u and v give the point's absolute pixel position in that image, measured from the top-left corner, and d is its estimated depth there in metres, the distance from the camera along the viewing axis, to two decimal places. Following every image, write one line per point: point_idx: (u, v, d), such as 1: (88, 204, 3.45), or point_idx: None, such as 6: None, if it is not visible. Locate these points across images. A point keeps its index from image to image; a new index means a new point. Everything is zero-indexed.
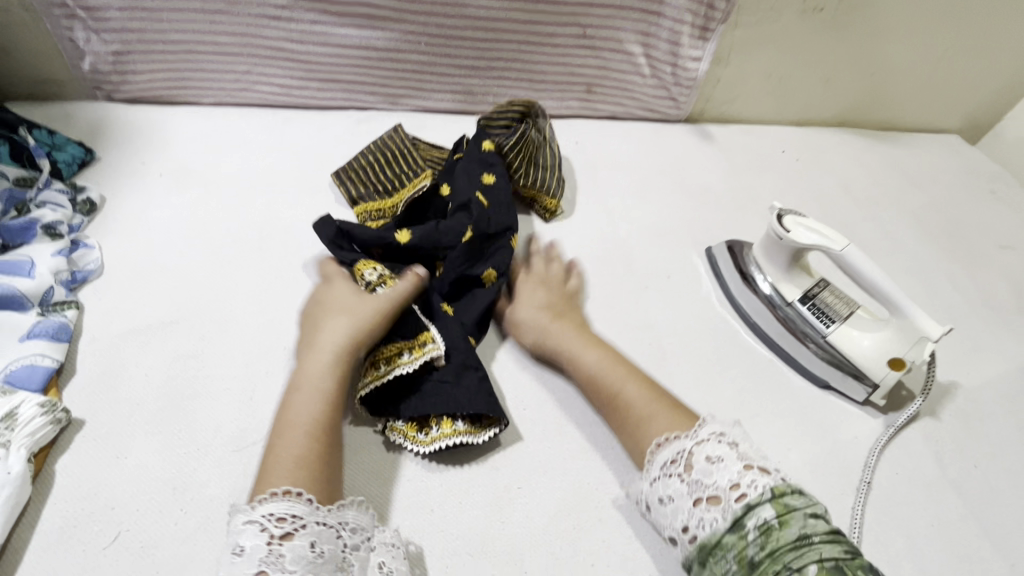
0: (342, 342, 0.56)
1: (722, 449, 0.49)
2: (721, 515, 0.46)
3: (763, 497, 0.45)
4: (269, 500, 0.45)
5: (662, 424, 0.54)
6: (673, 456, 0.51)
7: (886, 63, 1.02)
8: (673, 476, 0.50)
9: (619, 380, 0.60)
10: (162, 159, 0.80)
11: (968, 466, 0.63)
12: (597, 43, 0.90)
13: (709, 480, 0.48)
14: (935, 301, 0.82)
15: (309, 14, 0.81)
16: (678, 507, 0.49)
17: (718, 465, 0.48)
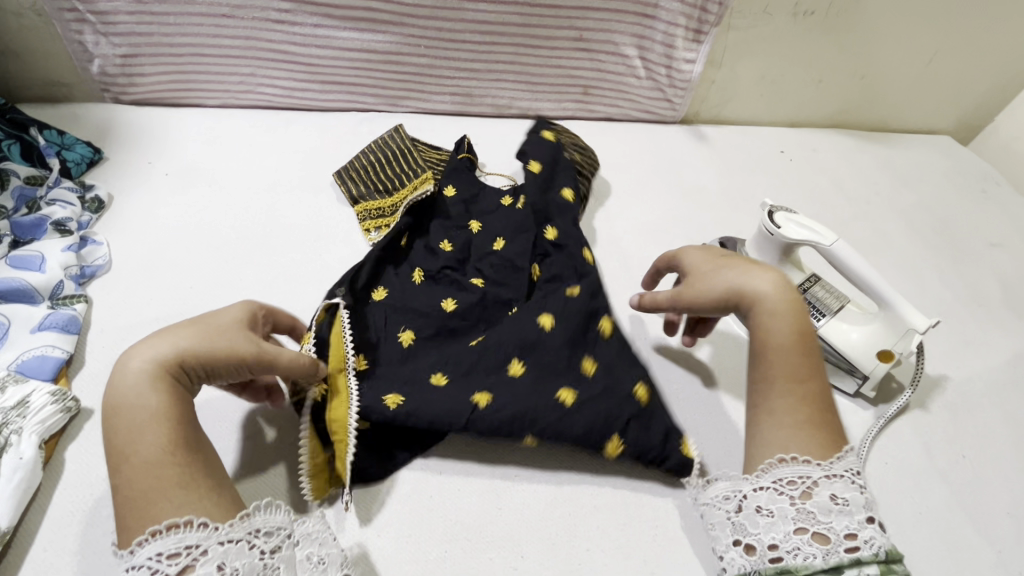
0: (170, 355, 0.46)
1: (851, 492, 0.47)
2: (823, 554, 0.44)
3: (877, 556, 0.44)
4: (152, 539, 0.39)
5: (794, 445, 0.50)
6: (793, 477, 0.48)
7: (876, 65, 1.04)
8: (785, 496, 0.47)
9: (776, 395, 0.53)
10: (169, 159, 0.82)
11: (955, 456, 0.65)
12: (592, 46, 0.92)
13: (825, 518, 0.45)
14: (925, 298, 0.83)
15: (312, 18, 0.83)
16: (774, 525, 0.46)
17: (841, 509, 0.46)
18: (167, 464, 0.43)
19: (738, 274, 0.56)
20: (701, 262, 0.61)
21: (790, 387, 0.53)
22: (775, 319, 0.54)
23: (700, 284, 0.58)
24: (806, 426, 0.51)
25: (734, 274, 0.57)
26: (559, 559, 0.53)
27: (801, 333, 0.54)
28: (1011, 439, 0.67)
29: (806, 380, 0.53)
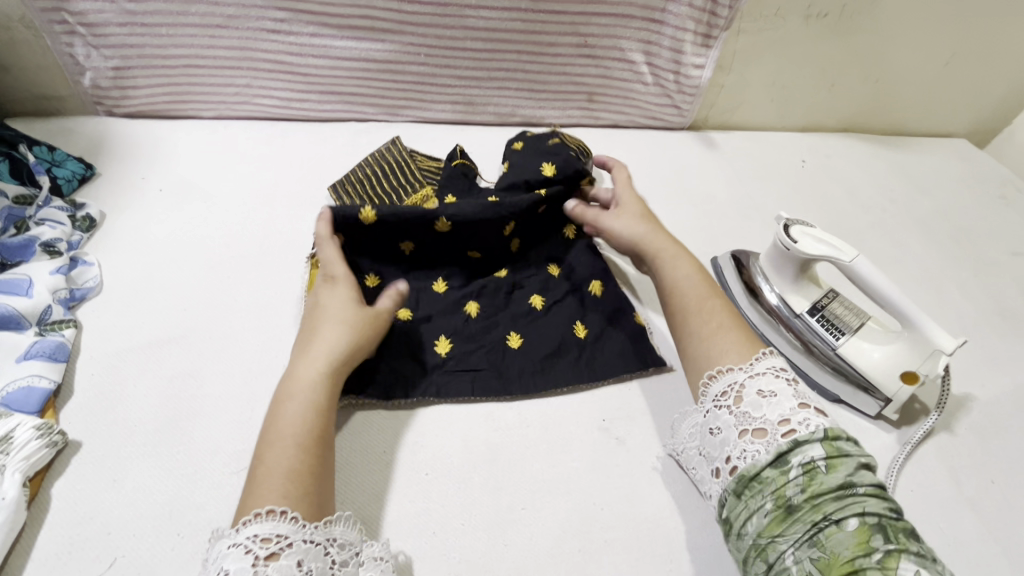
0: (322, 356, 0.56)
1: (778, 385, 0.51)
2: (766, 447, 0.47)
3: (813, 435, 0.46)
4: (252, 520, 0.43)
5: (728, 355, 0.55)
6: (725, 389, 0.53)
7: (891, 68, 1.01)
8: (723, 408, 0.52)
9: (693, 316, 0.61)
10: (162, 174, 0.80)
11: (984, 483, 0.62)
12: (598, 52, 0.89)
13: (756, 414, 0.49)
14: (946, 311, 0.80)
15: (309, 27, 0.80)
16: (726, 439, 0.50)
17: (769, 400, 0.49)
18: (290, 442, 0.49)
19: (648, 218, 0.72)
20: (633, 205, 0.74)
21: (706, 305, 0.61)
22: (666, 252, 0.68)
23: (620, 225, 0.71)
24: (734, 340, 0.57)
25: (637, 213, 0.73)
26: None
27: (698, 271, 0.65)
28: None
29: (712, 298, 0.62)
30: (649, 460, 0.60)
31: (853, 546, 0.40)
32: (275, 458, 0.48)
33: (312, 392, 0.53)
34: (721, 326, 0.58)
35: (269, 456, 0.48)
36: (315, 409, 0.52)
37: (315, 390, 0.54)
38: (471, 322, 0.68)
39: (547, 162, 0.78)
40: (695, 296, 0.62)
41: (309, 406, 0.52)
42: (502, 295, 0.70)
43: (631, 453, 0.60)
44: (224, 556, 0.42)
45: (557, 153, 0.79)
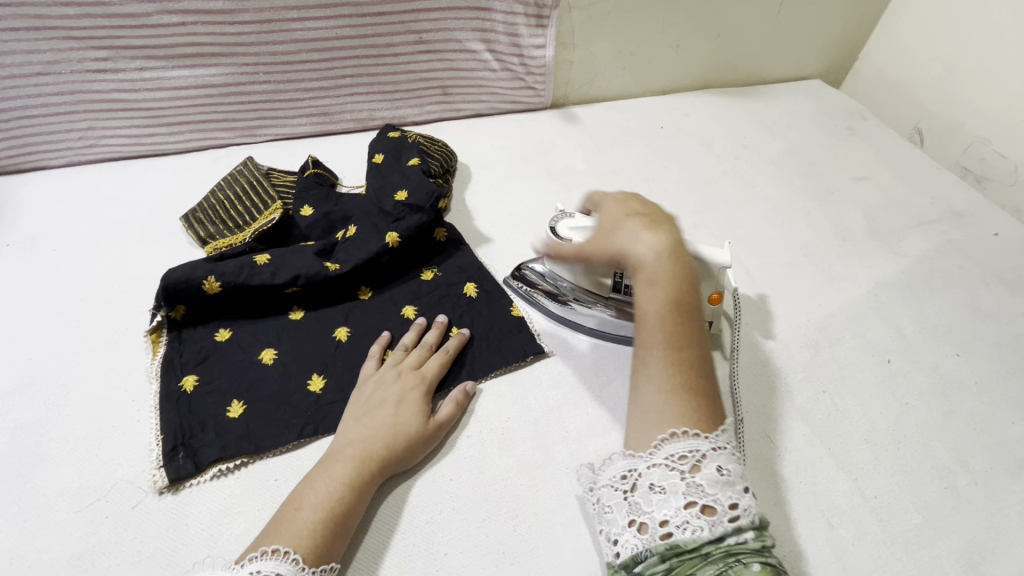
0: (359, 474, 0.53)
1: (734, 466, 0.49)
2: (709, 525, 0.46)
3: (753, 522, 0.47)
4: (258, 557, 0.46)
5: (673, 412, 0.51)
6: (683, 452, 0.49)
7: (727, 23, 1.06)
8: (676, 471, 0.48)
9: (666, 337, 0.53)
10: (10, 229, 0.79)
11: (816, 393, 0.66)
12: (437, 46, 0.91)
13: (711, 491, 0.47)
14: (791, 241, 0.85)
15: (135, 61, 0.80)
16: (665, 501, 0.47)
17: (725, 479, 0.47)
18: (322, 506, 0.51)
19: (642, 225, 0.59)
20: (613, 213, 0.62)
21: (663, 353, 0.53)
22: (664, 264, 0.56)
23: (604, 234, 0.60)
24: (676, 391, 0.52)
25: (618, 213, 0.61)
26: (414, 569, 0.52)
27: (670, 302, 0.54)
28: (871, 364, 0.69)
29: (682, 347, 0.54)
30: (500, 425, 0.62)
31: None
32: (302, 515, 0.50)
33: (348, 470, 0.53)
34: (702, 368, 0.54)
35: (300, 506, 0.51)
36: (342, 495, 0.52)
37: (350, 472, 0.53)
38: (340, 350, 0.67)
39: (401, 187, 0.78)
40: (655, 334, 0.54)
41: (344, 486, 0.52)
42: (371, 313, 0.71)
43: (483, 420, 0.63)
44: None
45: (411, 178, 0.78)
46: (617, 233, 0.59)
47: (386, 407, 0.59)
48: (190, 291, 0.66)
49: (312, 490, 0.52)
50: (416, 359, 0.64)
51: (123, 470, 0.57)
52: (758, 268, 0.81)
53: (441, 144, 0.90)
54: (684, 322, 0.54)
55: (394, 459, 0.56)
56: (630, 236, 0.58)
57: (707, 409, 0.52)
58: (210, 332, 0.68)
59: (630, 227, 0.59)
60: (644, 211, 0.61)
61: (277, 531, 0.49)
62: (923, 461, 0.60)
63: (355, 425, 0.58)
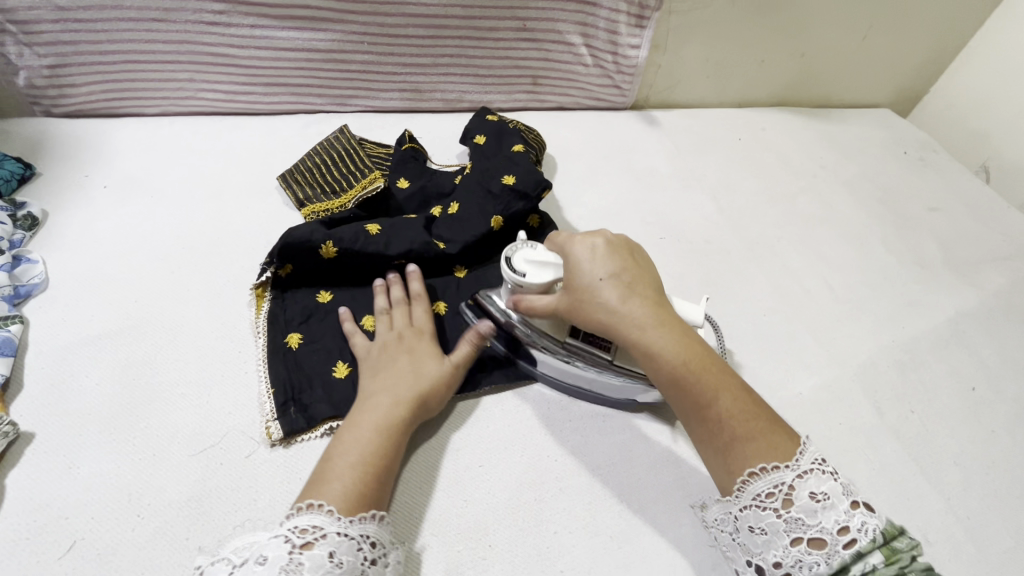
0: (386, 421, 0.54)
1: (830, 485, 0.45)
2: (823, 559, 0.43)
3: (875, 543, 0.43)
4: (299, 511, 0.46)
5: (759, 451, 0.47)
6: (769, 490, 0.46)
7: (814, 43, 1.07)
8: (769, 511, 0.46)
9: (710, 389, 0.50)
10: (106, 171, 0.80)
11: (905, 412, 0.67)
12: (538, 35, 0.92)
13: (812, 522, 0.44)
14: (871, 262, 0.87)
15: (248, 18, 0.81)
16: (771, 541, 0.45)
17: (825, 505, 0.44)
18: (358, 454, 0.51)
19: (616, 290, 0.54)
20: (590, 270, 0.55)
21: (719, 409, 0.49)
22: (651, 330, 0.52)
23: (582, 306, 0.55)
24: (752, 434, 0.48)
25: (591, 274, 0.55)
26: (523, 544, 0.53)
27: (689, 356, 0.51)
28: (955, 390, 0.70)
29: (724, 392, 0.50)
30: (599, 412, 0.63)
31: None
32: (337, 463, 0.50)
33: (377, 419, 0.54)
34: (749, 413, 0.49)
35: (334, 457, 0.51)
36: (375, 445, 0.52)
37: (379, 419, 0.54)
38: (441, 325, 0.68)
39: (506, 170, 0.77)
40: (700, 390, 0.50)
41: (374, 433, 0.53)
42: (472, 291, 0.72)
43: (582, 407, 0.64)
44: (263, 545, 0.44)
45: (517, 163, 0.77)
46: (595, 303, 0.54)
47: (401, 360, 0.60)
48: (302, 249, 0.66)
49: (343, 441, 0.52)
50: (431, 324, 0.65)
51: (235, 419, 0.57)
52: (840, 286, 0.82)
53: (538, 134, 0.89)
54: (705, 371, 0.51)
55: (421, 406, 0.57)
56: (608, 310, 0.53)
57: (772, 442, 0.48)
58: (313, 292, 0.68)
59: (607, 294, 0.54)
60: (615, 263, 0.56)
61: (316, 484, 0.49)
62: (1009, 489, 0.62)
63: (375, 376, 0.58)
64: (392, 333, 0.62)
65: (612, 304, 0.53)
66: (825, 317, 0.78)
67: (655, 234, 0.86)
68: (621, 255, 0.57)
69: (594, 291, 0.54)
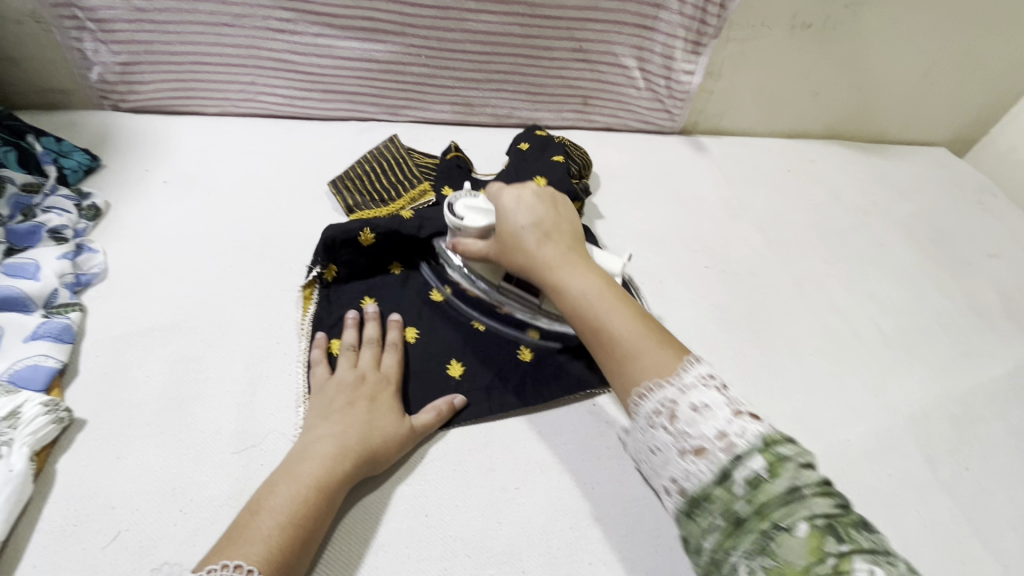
0: (323, 476, 0.50)
1: (712, 396, 0.45)
2: (708, 466, 0.42)
3: (751, 445, 0.41)
4: (216, 570, 0.42)
5: (648, 363, 0.48)
6: (657, 407, 0.46)
7: (872, 77, 1.05)
8: (658, 427, 0.46)
9: (607, 312, 0.52)
10: (166, 167, 0.82)
11: (959, 469, 0.65)
12: (592, 57, 0.92)
13: (694, 431, 0.44)
14: (924, 307, 0.84)
15: (313, 27, 0.83)
16: (667, 460, 0.45)
17: (704, 416, 0.44)
18: (288, 513, 0.47)
19: (534, 235, 0.58)
20: (507, 216, 0.60)
21: (618, 327, 0.51)
22: (565, 266, 0.56)
23: (507, 252, 0.60)
24: (650, 347, 0.49)
25: (514, 221, 0.60)
26: (559, 573, 0.52)
27: (598, 285, 0.55)
28: (1013, 449, 0.67)
29: (624, 315, 0.52)
30: None
31: (807, 553, 0.36)
32: (259, 520, 0.46)
33: (313, 473, 0.50)
34: (637, 334, 0.51)
35: (258, 515, 0.46)
36: (308, 501, 0.48)
37: (318, 475, 0.50)
38: (478, 338, 0.68)
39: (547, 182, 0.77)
40: (597, 313, 0.53)
41: (311, 488, 0.49)
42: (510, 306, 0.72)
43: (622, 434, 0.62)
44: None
45: (559, 175, 0.78)
46: (519, 250, 0.59)
47: (356, 408, 0.56)
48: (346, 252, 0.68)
49: (274, 497, 0.48)
50: (396, 368, 0.62)
51: (275, 421, 0.58)
52: (891, 329, 0.80)
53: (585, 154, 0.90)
54: (618, 303, 0.53)
55: (366, 462, 0.53)
56: (525, 255, 0.58)
57: (664, 358, 0.48)
58: (355, 297, 0.69)
59: (526, 231, 0.59)
60: (540, 211, 0.61)
61: (229, 542, 0.44)
62: None
63: (325, 425, 0.54)
64: (354, 374, 0.60)
65: (530, 243, 0.58)
66: (875, 361, 0.75)
67: (700, 262, 0.85)
68: (553, 211, 0.62)
69: (512, 232, 0.59)
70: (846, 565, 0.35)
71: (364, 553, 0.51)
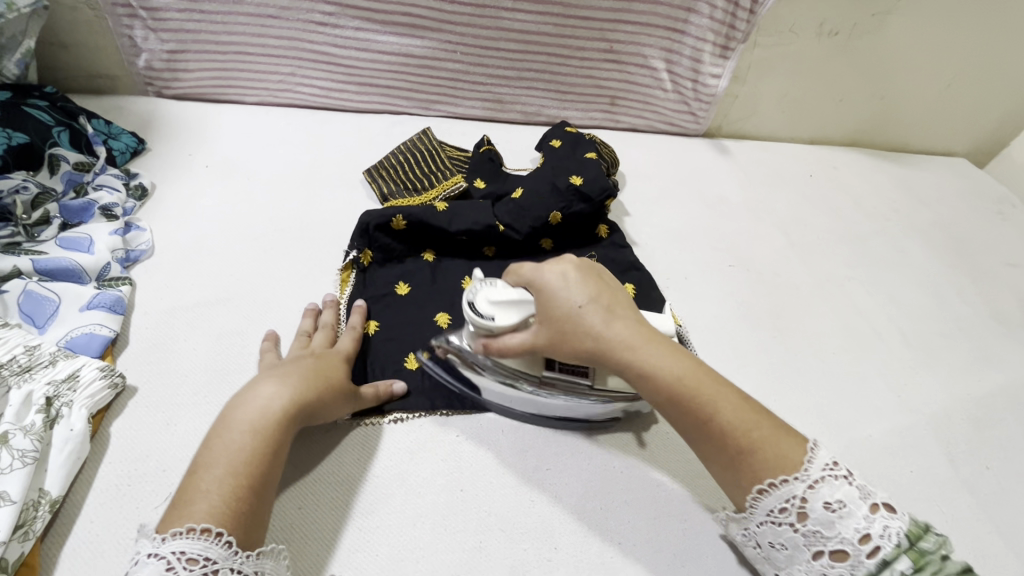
0: (256, 422, 0.49)
1: (844, 490, 0.45)
2: (848, 569, 0.44)
3: (899, 547, 0.43)
4: (176, 536, 0.41)
5: (770, 453, 0.47)
6: (782, 504, 0.46)
7: (896, 86, 1.06)
8: (784, 525, 0.46)
9: (708, 395, 0.49)
10: (208, 152, 0.84)
11: (980, 468, 0.66)
12: (622, 58, 0.94)
13: (831, 532, 0.44)
14: (946, 312, 0.85)
15: (354, 21, 0.85)
16: (795, 556, 0.46)
17: (840, 514, 0.44)
18: (226, 466, 0.46)
19: (599, 314, 0.52)
20: (562, 297, 0.53)
21: (720, 421, 0.48)
22: (644, 350, 0.51)
23: (569, 337, 0.52)
24: (758, 439, 0.48)
25: (570, 302, 0.52)
26: (590, 552, 0.53)
27: (684, 365, 0.51)
28: None
29: (725, 396, 0.50)
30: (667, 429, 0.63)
31: None
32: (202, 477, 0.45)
33: (248, 420, 0.49)
34: (749, 419, 0.49)
35: (198, 471, 0.46)
36: (249, 449, 0.47)
37: (249, 420, 0.49)
38: None
39: (575, 173, 0.80)
40: (697, 400, 0.49)
41: (248, 436, 0.48)
42: None
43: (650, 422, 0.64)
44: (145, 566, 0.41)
45: (586, 167, 0.81)
46: (581, 335, 0.52)
47: (296, 365, 0.56)
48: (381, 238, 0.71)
49: (210, 450, 0.47)
50: (349, 346, 0.62)
51: None
52: (913, 332, 0.81)
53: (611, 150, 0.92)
54: (704, 381, 0.50)
55: (304, 413, 0.52)
56: (598, 339, 0.52)
57: (780, 447, 0.47)
58: (391, 281, 0.71)
59: (591, 316, 0.52)
60: (592, 288, 0.54)
61: (178, 507, 0.44)
62: None
63: (262, 377, 0.54)
64: (307, 344, 0.61)
65: (601, 329, 0.52)
66: (897, 362, 0.76)
67: (724, 261, 0.87)
68: (592, 277, 0.55)
69: (575, 321, 0.52)
70: None
71: (403, 523, 0.53)
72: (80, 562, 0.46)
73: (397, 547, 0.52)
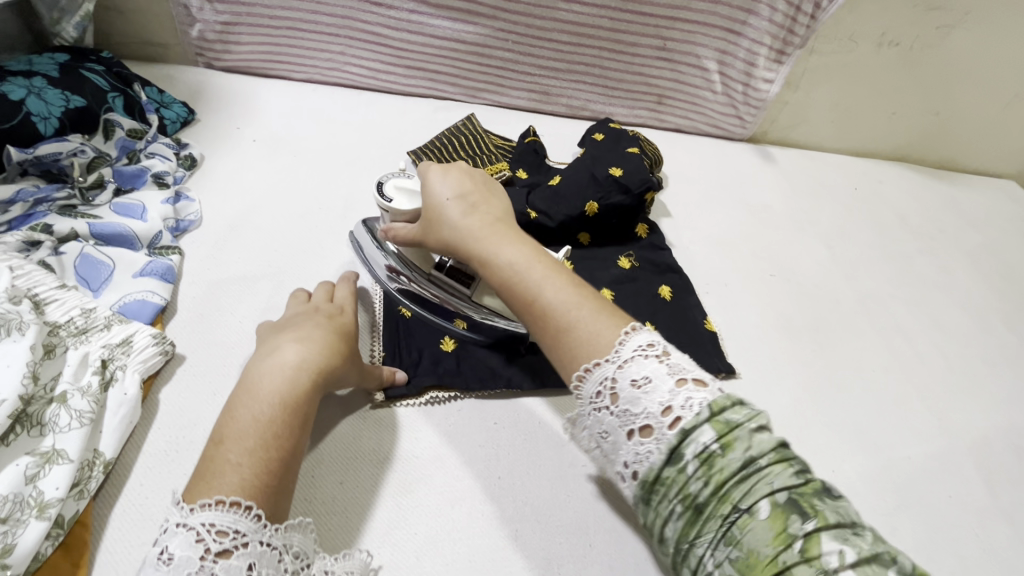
0: (282, 390, 0.49)
1: (652, 367, 0.42)
2: (655, 447, 0.40)
3: (699, 417, 0.39)
4: (205, 507, 0.40)
5: (596, 330, 0.46)
6: (598, 388, 0.43)
7: (953, 102, 1.03)
8: (602, 410, 0.43)
9: (535, 275, 0.50)
10: (256, 126, 0.84)
11: (1019, 498, 0.65)
12: (675, 56, 0.92)
13: (637, 409, 0.41)
14: (990, 338, 0.83)
15: (409, 3, 0.85)
16: (616, 443, 0.42)
17: (646, 390, 0.41)
18: (255, 440, 0.45)
19: (457, 206, 0.56)
20: (437, 192, 0.57)
21: (542, 297, 0.49)
22: (491, 239, 0.53)
23: (431, 227, 0.57)
24: (596, 315, 0.47)
25: (438, 194, 0.56)
26: (625, 553, 0.53)
27: (525, 249, 0.52)
28: None
29: (557, 275, 0.50)
30: None
31: (772, 541, 0.35)
32: (227, 451, 0.44)
33: (276, 390, 0.48)
34: (575, 300, 0.48)
35: (225, 446, 0.45)
36: (277, 421, 0.47)
37: (278, 391, 0.48)
38: None
39: (615, 164, 0.80)
40: (534, 279, 0.50)
41: (274, 406, 0.48)
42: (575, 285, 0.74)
43: None
44: (173, 535, 0.40)
45: (627, 159, 0.80)
46: (440, 222, 0.56)
47: (315, 330, 0.55)
48: None
49: (236, 422, 0.46)
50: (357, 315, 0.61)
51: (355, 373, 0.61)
52: (955, 356, 0.79)
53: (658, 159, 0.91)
54: (542, 257, 0.52)
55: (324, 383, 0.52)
56: (450, 226, 0.55)
57: (609, 320, 0.47)
58: None
59: (445, 200, 0.56)
60: (468, 186, 0.58)
61: (203, 481, 0.43)
62: None
63: (282, 340, 0.53)
64: (307, 305, 0.59)
65: (454, 215, 0.55)
66: (938, 387, 0.75)
67: (765, 270, 0.85)
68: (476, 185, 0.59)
69: (443, 215, 0.55)
70: (812, 550, 0.34)
71: (442, 504, 0.54)
72: (130, 523, 0.47)
73: (434, 528, 0.52)
